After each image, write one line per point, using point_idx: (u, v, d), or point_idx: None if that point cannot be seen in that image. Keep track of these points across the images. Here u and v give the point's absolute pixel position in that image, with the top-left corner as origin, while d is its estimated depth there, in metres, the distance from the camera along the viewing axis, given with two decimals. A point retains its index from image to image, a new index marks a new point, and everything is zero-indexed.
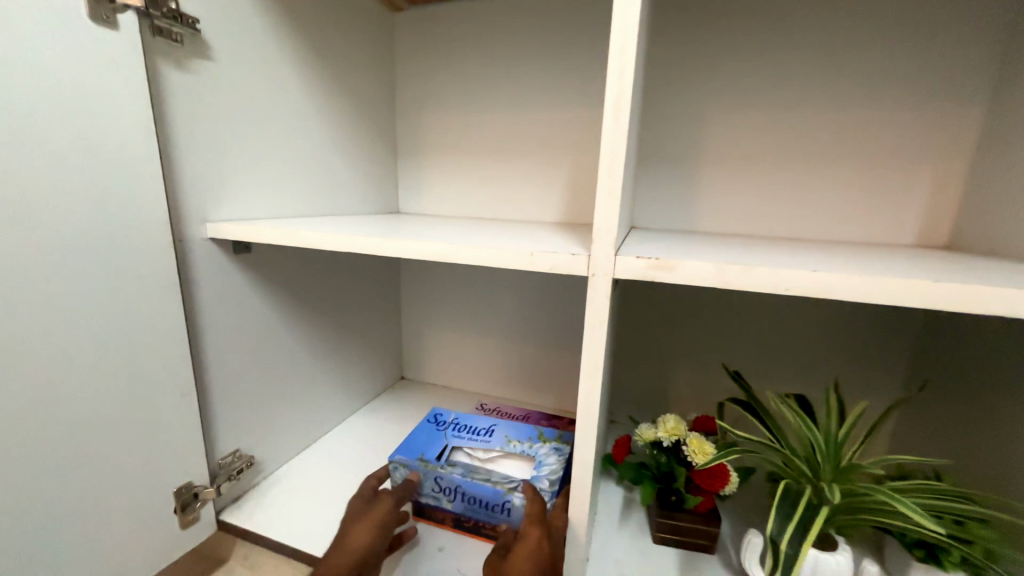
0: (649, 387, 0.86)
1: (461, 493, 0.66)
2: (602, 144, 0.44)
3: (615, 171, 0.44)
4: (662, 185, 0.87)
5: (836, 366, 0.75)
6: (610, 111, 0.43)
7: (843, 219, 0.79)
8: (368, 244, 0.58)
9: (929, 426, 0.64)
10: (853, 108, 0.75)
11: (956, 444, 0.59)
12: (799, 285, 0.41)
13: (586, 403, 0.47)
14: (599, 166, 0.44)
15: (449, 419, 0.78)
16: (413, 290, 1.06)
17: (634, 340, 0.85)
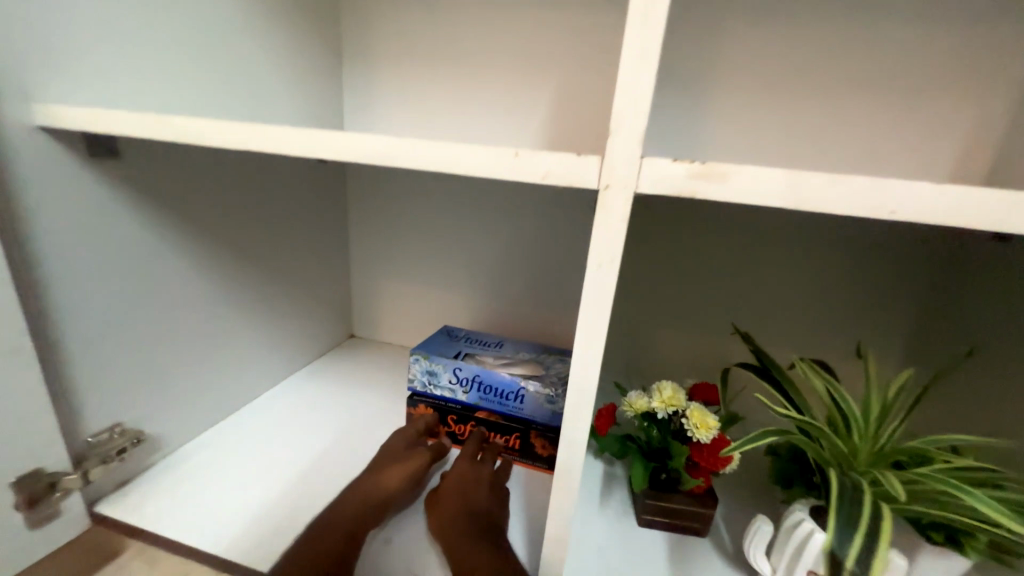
0: (637, 349, 0.75)
1: (479, 381, 0.64)
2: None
3: (648, 19, 0.28)
4: (666, 112, 0.72)
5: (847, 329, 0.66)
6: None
7: (871, 162, 0.67)
8: (279, 142, 0.40)
9: None
10: (899, 23, 0.62)
11: None
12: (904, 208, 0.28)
13: (580, 369, 0.35)
14: (627, 15, 0.28)
15: (461, 334, 0.77)
16: (365, 233, 0.90)
17: (625, 294, 0.73)
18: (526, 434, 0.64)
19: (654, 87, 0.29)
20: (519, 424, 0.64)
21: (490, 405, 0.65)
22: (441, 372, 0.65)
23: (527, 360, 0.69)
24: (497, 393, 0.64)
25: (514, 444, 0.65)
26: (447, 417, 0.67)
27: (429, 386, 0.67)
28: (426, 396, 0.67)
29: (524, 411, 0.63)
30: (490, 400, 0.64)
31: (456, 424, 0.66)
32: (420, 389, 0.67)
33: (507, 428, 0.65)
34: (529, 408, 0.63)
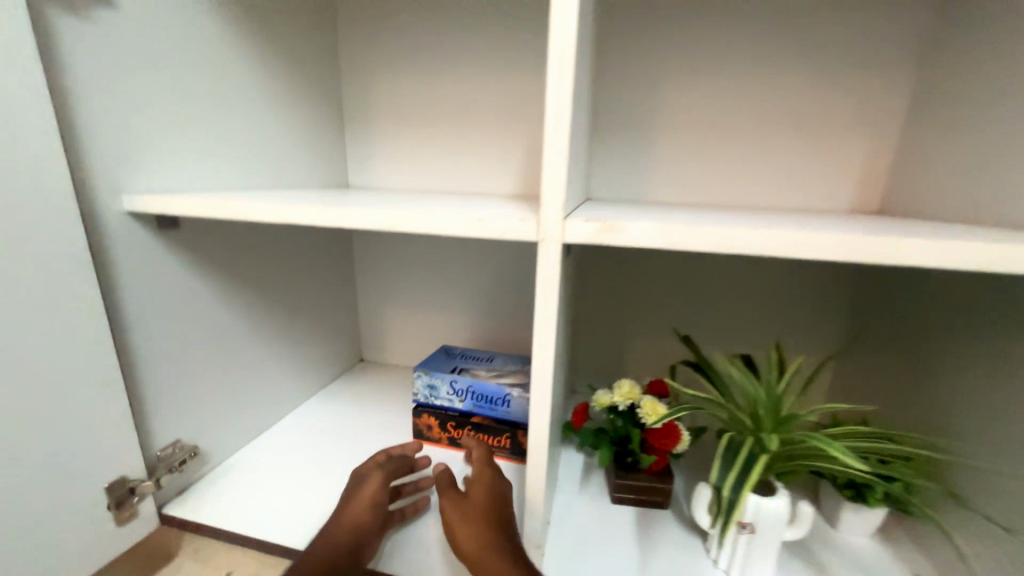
0: (608, 356, 0.87)
1: (472, 391, 0.76)
2: (546, 98, 0.41)
3: (560, 127, 0.41)
4: (618, 154, 0.86)
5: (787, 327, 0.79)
6: (553, 60, 0.40)
7: (790, 187, 0.81)
8: (310, 216, 0.53)
9: (878, 380, 0.69)
10: (799, 75, 0.76)
11: (905, 395, 0.63)
12: (737, 244, 0.42)
13: (539, 369, 0.47)
14: (544, 125, 0.41)
15: (458, 352, 0.89)
16: (371, 269, 1.04)
17: (595, 309, 0.85)
18: (515, 434, 0.75)
19: (566, 173, 0.42)
20: (508, 426, 0.76)
21: (482, 410, 0.77)
22: (440, 385, 0.78)
23: (513, 370, 0.81)
24: (488, 400, 0.76)
25: (505, 444, 0.76)
26: (447, 423, 0.79)
27: (431, 397, 0.79)
28: (429, 406, 0.79)
29: (511, 414, 0.75)
30: (483, 406, 0.76)
31: (455, 429, 0.78)
32: (423, 401, 0.79)
33: (498, 430, 0.76)
34: (515, 411, 0.74)
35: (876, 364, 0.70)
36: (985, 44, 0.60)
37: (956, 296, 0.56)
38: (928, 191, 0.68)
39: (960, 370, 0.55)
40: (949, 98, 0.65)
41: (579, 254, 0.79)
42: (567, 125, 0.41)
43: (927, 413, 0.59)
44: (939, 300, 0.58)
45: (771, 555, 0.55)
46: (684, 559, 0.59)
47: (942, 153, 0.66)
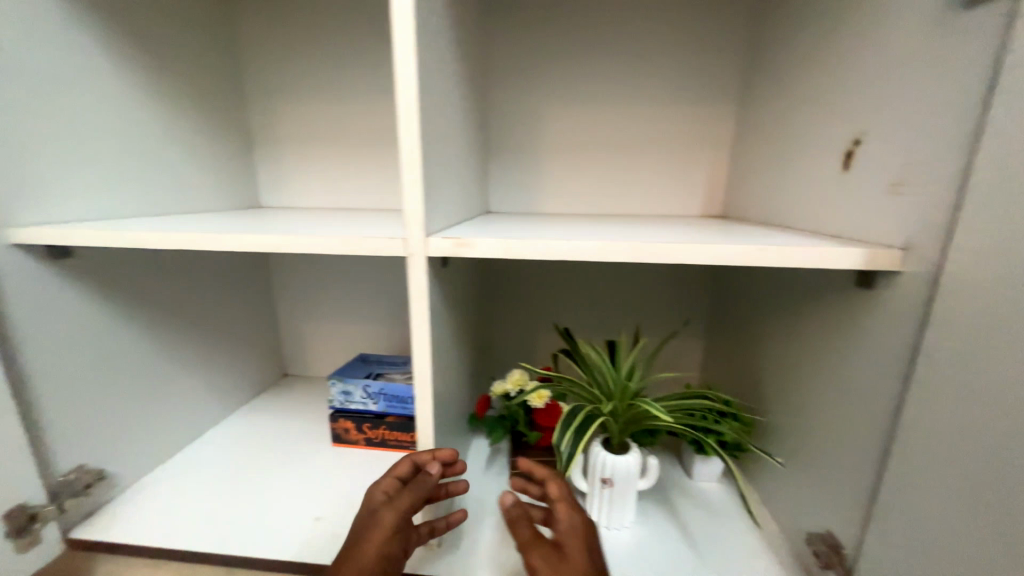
0: (517, 352, 0.97)
1: (384, 393, 0.83)
2: (399, 138, 0.49)
3: (413, 163, 0.50)
4: (511, 172, 0.97)
5: (663, 316, 0.93)
6: (403, 110, 0.48)
7: (653, 198, 0.96)
8: (207, 241, 0.58)
9: (729, 354, 0.85)
10: (652, 105, 0.91)
11: (746, 365, 0.78)
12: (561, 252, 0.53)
13: (418, 364, 0.56)
14: (400, 160, 0.50)
15: (375, 359, 0.96)
16: (289, 285, 1.07)
17: (502, 310, 0.95)
18: None
19: (422, 199, 0.51)
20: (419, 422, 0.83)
21: (395, 410, 0.84)
22: (354, 390, 0.84)
23: None
24: (399, 400, 0.83)
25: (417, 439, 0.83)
26: (363, 425, 0.85)
27: (346, 402, 0.85)
28: (345, 411, 0.85)
29: None
30: (395, 406, 0.83)
31: (370, 429, 0.84)
32: (339, 406, 0.85)
33: (411, 426, 0.83)
34: None
35: (727, 342, 0.86)
36: (772, 85, 0.77)
37: (772, 285, 0.72)
38: (747, 200, 0.85)
39: (773, 341, 0.71)
40: (755, 126, 0.82)
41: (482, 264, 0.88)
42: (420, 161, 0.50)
43: (758, 377, 0.74)
44: (764, 287, 0.74)
45: (629, 504, 0.67)
46: (563, 518, 0.70)
47: (753, 169, 0.83)
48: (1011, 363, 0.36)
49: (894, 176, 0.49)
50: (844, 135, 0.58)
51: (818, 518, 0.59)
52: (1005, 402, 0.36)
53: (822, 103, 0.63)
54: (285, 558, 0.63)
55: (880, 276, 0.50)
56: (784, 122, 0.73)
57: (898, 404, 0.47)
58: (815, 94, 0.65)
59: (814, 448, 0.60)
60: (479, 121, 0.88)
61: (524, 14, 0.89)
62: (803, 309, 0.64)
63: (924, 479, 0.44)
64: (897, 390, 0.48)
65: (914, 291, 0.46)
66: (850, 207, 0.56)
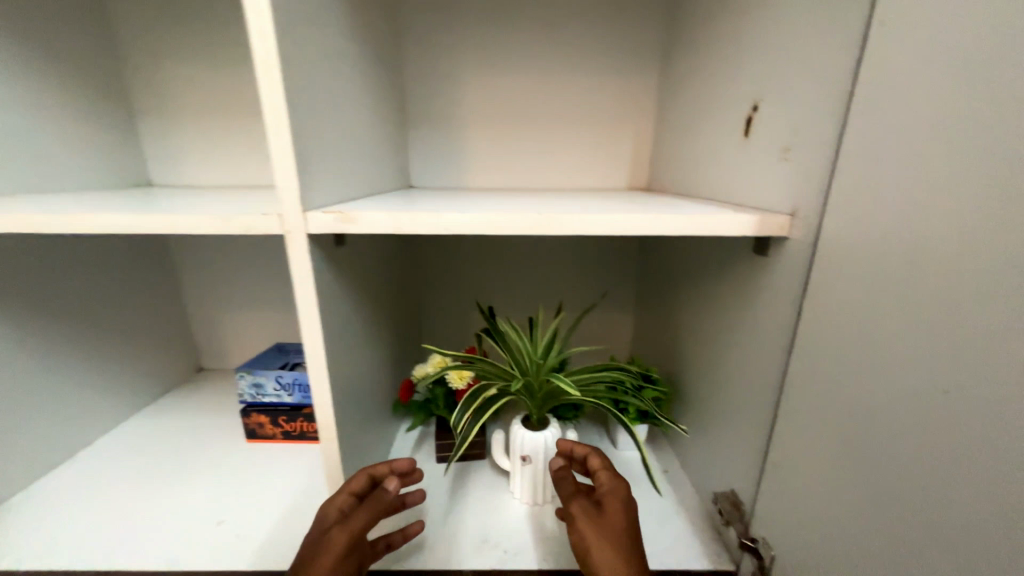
0: (450, 331, 0.95)
1: (299, 384, 0.78)
2: (261, 102, 0.44)
3: (279, 130, 0.44)
4: (433, 144, 0.92)
5: (592, 288, 0.94)
6: (258, 67, 0.43)
7: (580, 170, 0.94)
8: (52, 225, 0.51)
9: (654, 323, 0.86)
10: (574, 72, 0.88)
11: (669, 334, 0.80)
12: (454, 225, 0.50)
13: (311, 351, 0.52)
14: (265, 126, 0.44)
15: (293, 348, 0.90)
16: (195, 273, 0.98)
17: (432, 290, 0.92)
18: None
19: (296, 169, 0.46)
20: None
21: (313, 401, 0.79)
22: (266, 383, 0.78)
23: None
24: None
25: None
26: (278, 418, 0.80)
27: (258, 396, 0.79)
28: (257, 404, 0.80)
29: None
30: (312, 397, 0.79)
31: (287, 422, 0.80)
32: (250, 400, 0.79)
33: None
34: None
35: (652, 311, 0.88)
36: (688, 51, 0.76)
37: (689, 254, 0.73)
38: (667, 171, 0.84)
39: (691, 309, 0.72)
40: (674, 95, 0.81)
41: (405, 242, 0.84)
42: (287, 127, 0.45)
43: (679, 344, 0.76)
44: (683, 256, 0.75)
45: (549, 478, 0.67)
46: (487, 497, 0.70)
47: (672, 139, 0.82)
48: (871, 322, 0.37)
49: (785, 142, 0.49)
50: (745, 102, 0.58)
51: (725, 478, 0.61)
52: (866, 359, 0.38)
53: (728, 68, 0.62)
54: (167, 568, 0.56)
55: (772, 243, 0.51)
56: (697, 89, 0.72)
57: (785, 367, 0.49)
58: (723, 61, 0.64)
59: (722, 411, 0.62)
60: (390, 89, 0.82)
61: None
62: (714, 277, 0.65)
63: (804, 436, 0.46)
64: (785, 354, 0.49)
65: (799, 256, 0.47)
66: (750, 175, 0.56)
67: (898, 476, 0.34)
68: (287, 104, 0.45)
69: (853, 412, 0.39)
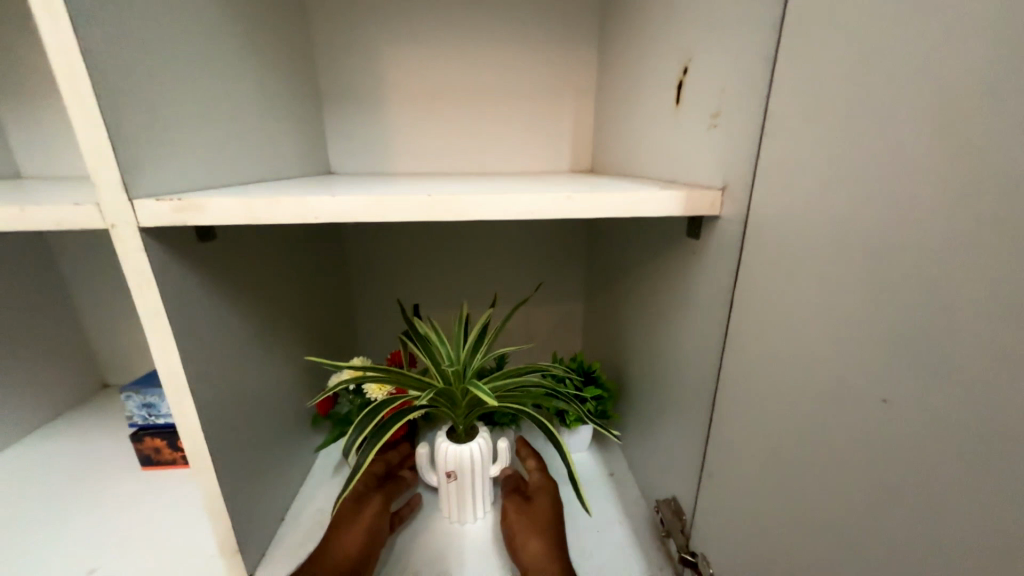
0: (386, 327, 0.90)
1: None
2: (47, 57, 0.33)
3: (84, 97, 0.34)
4: (353, 125, 0.83)
5: (535, 278, 0.89)
6: (38, 11, 0.32)
7: (518, 152, 0.87)
8: None
9: (599, 314, 0.82)
10: (506, 42, 0.79)
11: (612, 326, 0.75)
12: (330, 213, 0.43)
13: (167, 371, 0.43)
14: (58, 90, 0.34)
15: None
16: (84, 279, 0.85)
17: (362, 284, 0.86)
18: None
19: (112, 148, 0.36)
20: None
21: None
22: (159, 403, 0.67)
23: None
24: None
25: None
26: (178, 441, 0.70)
27: (152, 418, 0.68)
28: (152, 427, 0.69)
29: None
30: None
31: None
32: (143, 423, 0.69)
33: None
34: None
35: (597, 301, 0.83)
36: (623, 15, 0.69)
37: (628, 240, 0.68)
38: (607, 151, 0.78)
39: (631, 299, 0.67)
40: (612, 65, 0.74)
41: (324, 234, 0.76)
42: (93, 94, 0.34)
43: (621, 337, 0.71)
44: (622, 242, 0.70)
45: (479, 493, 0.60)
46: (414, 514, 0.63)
47: (611, 115, 0.76)
48: (807, 313, 0.32)
49: (714, 109, 0.44)
50: (675, 65, 0.52)
51: (668, 482, 0.56)
52: (802, 355, 0.33)
53: (661, 29, 0.55)
54: None
55: (705, 224, 0.46)
56: (632, 57, 0.65)
57: (720, 361, 0.44)
58: (656, 22, 0.57)
59: (662, 409, 0.58)
60: (294, 60, 0.71)
61: None
62: (651, 263, 0.60)
63: (741, 441, 0.41)
64: (719, 348, 0.44)
65: (732, 238, 0.41)
66: (681, 148, 0.50)
67: (837, 492, 0.30)
68: (97, 63, 0.35)
69: (790, 415, 0.34)
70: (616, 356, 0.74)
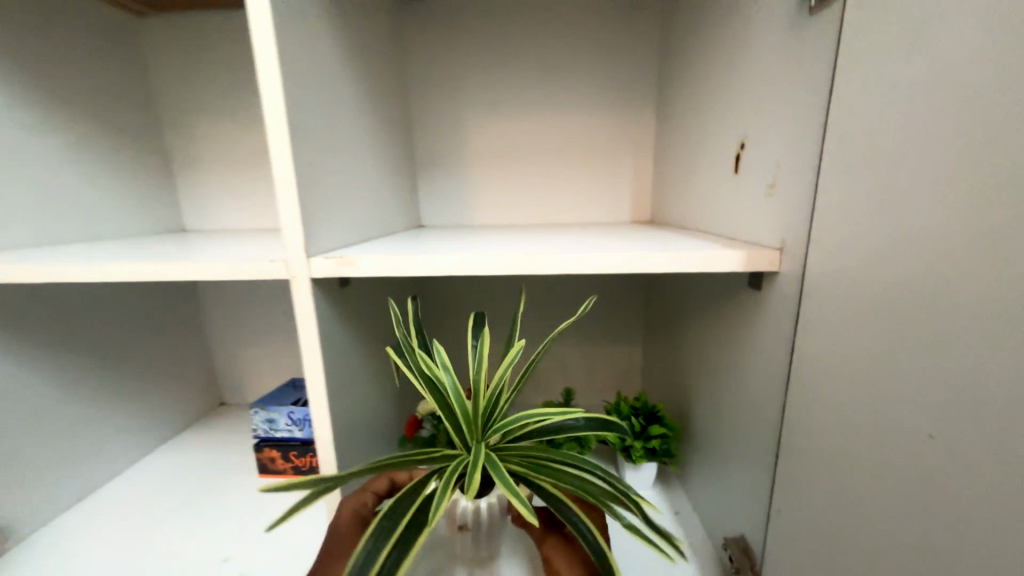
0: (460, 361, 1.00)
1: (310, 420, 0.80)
2: (271, 160, 0.48)
3: (288, 185, 0.49)
4: (441, 185, 0.97)
5: (597, 320, 0.95)
6: (270, 131, 0.47)
7: (582, 206, 0.96)
8: (87, 274, 0.56)
9: (660, 355, 0.86)
10: (574, 113, 0.91)
11: (674, 367, 0.79)
12: (446, 267, 0.53)
13: (315, 389, 0.54)
14: (274, 182, 0.48)
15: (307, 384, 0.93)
16: (220, 311, 1.03)
17: (442, 323, 0.97)
18: None
19: (301, 221, 0.50)
20: None
21: None
22: (279, 418, 0.80)
23: None
24: None
25: None
26: (290, 453, 0.81)
27: (271, 431, 0.81)
28: (270, 439, 0.82)
29: None
30: None
31: (297, 458, 0.82)
32: (264, 435, 0.81)
33: None
34: None
35: (658, 343, 0.87)
36: (680, 90, 0.78)
37: (689, 287, 0.74)
38: (667, 205, 0.86)
39: (692, 341, 0.72)
40: (670, 131, 0.84)
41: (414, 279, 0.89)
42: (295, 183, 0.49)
43: (683, 378, 0.76)
44: (683, 289, 0.76)
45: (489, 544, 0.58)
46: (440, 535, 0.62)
47: (670, 173, 0.84)
48: (862, 358, 0.37)
49: (769, 179, 0.50)
50: (730, 140, 0.60)
51: (737, 522, 0.58)
52: (860, 395, 0.37)
53: (715, 109, 0.64)
54: None
55: (765, 277, 0.52)
56: (690, 126, 0.74)
57: (784, 402, 0.48)
58: (712, 101, 0.66)
59: (728, 448, 0.61)
60: (399, 137, 0.87)
61: (440, 28, 0.89)
62: (712, 310, 0.65)
63: (808, 478, 0.44)
64: (783, 389, 0.48)
65: (791, 291, 0.47)
66: (739, 210, 0.57)
67: (901, 519, 0.33)
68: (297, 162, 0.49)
69: (856, 448, 0.38)
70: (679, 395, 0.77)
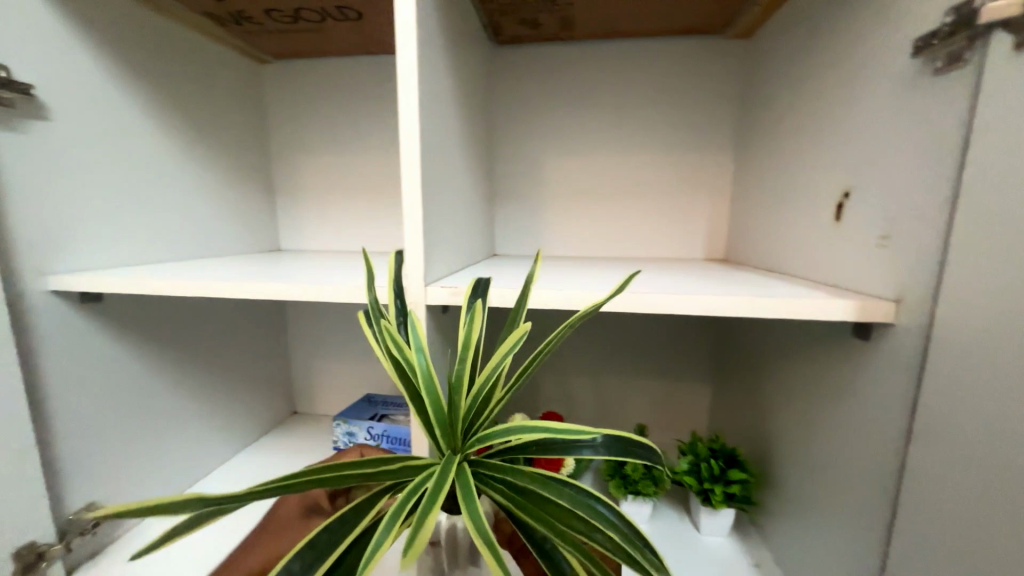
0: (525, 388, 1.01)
1: (388, 435, 0.83)
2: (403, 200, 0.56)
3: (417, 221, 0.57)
4: (516, 216, 1.02)
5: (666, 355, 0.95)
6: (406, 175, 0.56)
7: (655, 240, 0.98)
8: (219, 290, 0.62)
9: (736, 396, 0.84)
10: (651, 152, 0.94)
11: (754, 409, 0.77)
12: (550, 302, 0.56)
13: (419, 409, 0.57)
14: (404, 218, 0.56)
15: (381, 400, 0.97)
16: (303, 325, 1.11)
17: None
18: None
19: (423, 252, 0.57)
20: None
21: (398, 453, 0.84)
22: (359, 431, 0.84)
23: None
24: (403, 443, 0.83)
25: None
26: None
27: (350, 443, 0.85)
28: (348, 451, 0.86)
29: None
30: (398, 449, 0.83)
31: None
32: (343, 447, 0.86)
33: None
34: None
35: (734, 383, 0.85)
36: (766, 133, 0.80)
37: (774, 329, 0.73)
38: (745, 244, 0.86)
39: (777, 385, 0.71)
40: (752, 172, 0.85)
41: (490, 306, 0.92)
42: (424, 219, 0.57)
43: (766, 422, 0.74)
44: (767, 330, 0.75)
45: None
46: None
47: (751, 213, 0.84)
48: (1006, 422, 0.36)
49: (881, 231, 0.50)
50: (830, 186, 0.60)
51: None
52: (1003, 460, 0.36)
53: (810, 155, 0.65)
54: None
55: (875, 328, 0.51)
56: (778, 170, 0.75)
57: (901, 459, 0.46)
58: (806, 147, 0.67)
59: (823, 500, 0.58)
60: (484, 171, 0.93)
61: (527, 73, 0.95)
62: (804, 356, 0.64)
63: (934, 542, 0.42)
64: (899, 445, 0.47)
65: (911, 345, 0.46)
66: (841, 257, 0.57)
67: None
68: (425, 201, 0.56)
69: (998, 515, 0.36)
70: (760, 439, 0.75)
